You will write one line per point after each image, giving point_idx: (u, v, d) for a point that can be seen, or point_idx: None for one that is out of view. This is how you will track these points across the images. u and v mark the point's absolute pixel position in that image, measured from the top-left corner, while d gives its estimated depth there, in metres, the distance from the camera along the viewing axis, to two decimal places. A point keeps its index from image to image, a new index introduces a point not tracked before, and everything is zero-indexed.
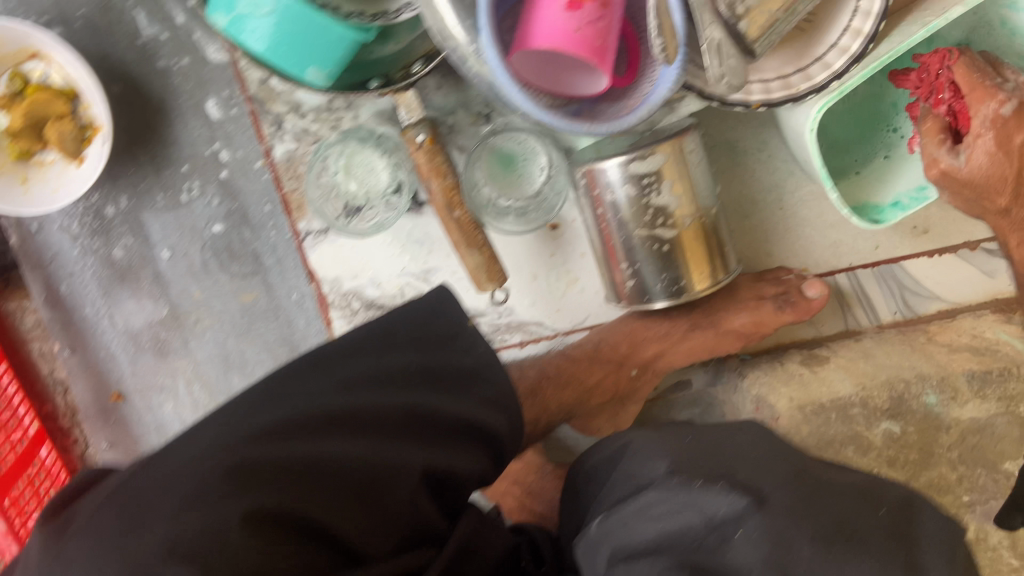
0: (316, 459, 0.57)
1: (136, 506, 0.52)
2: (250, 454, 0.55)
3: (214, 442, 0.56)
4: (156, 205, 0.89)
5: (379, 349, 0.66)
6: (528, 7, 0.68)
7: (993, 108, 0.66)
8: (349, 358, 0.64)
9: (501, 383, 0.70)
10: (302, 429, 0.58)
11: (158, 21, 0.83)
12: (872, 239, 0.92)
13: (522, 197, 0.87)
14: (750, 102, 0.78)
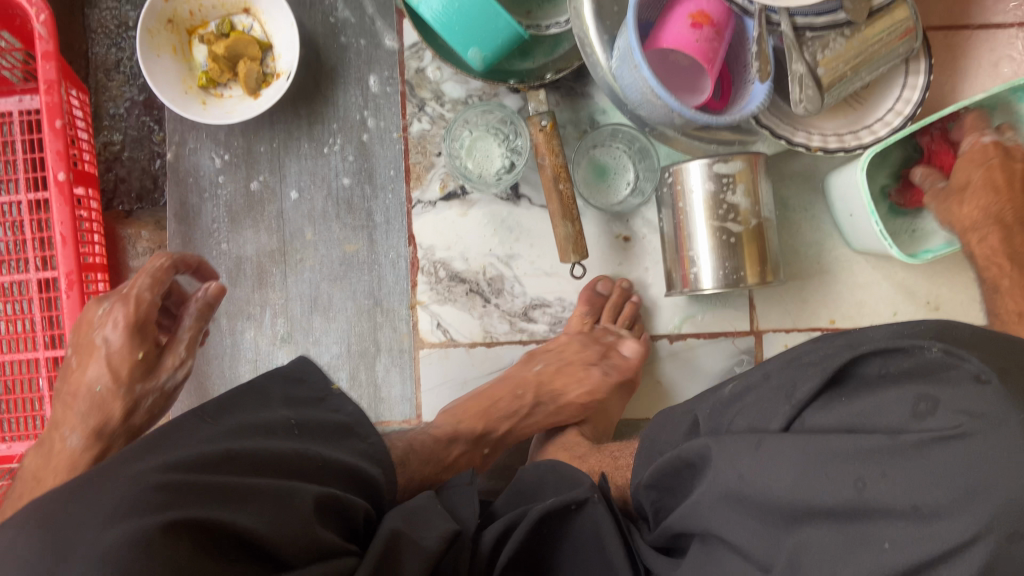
0: (221, 525, 0.53)
1: (61, 523, 0.50)
2: (162, 480, 0.54)
3: (133, 490, 0.53)
4: (300, 152, 1.05)
5: (260, 403, 0.69)
6: (662, 24, 0.91)
7: (973, 139, 0.91)
8: (239, 437, 0.63)
9: (371, 437, 0.75)
10: (195, 462, 0.57)
11: (351, 8, 1.04)
12: (891, 305, 1.06)
13: (608, 202, 1.05)
14: (812, 145, 0.96)
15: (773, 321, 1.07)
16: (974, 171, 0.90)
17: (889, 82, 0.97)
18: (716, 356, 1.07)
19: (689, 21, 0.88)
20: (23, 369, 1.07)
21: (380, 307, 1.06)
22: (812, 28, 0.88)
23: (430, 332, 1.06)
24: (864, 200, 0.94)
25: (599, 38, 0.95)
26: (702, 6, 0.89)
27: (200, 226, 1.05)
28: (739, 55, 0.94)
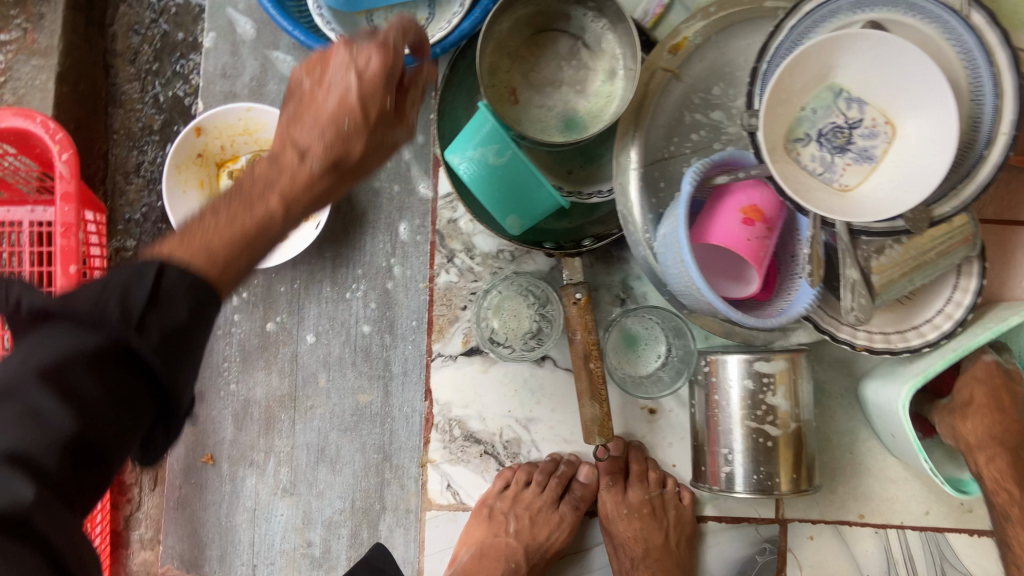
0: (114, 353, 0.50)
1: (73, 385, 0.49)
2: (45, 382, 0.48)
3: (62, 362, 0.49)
4: (320, 295, 1.01)
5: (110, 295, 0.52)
6: (709, 213, 0.87)
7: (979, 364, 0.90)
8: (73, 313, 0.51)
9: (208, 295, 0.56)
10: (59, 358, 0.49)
11: (387, 152, 1.00)
12: (923, 504, 1.01)
13: (635, 374, 1.01)
14: (857, 343, 0.92)
15: (800, 510, 1.02)
16: (977, 391, 0.89)
17: (939, 284, 0.93)
18: (739, 542, 1.02)
19: (741, 217, 0.85)
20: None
21: (389, 463, 1.01)
22: (867, 232, 0.85)
23: (440, 494, 1.01)
24: (908, 433, 0.90)
25: (642, 216, 0.91)
26: (754, 201, 0.85)
27: (210, 363, 1.02)
28: (785, 246, 0.91)
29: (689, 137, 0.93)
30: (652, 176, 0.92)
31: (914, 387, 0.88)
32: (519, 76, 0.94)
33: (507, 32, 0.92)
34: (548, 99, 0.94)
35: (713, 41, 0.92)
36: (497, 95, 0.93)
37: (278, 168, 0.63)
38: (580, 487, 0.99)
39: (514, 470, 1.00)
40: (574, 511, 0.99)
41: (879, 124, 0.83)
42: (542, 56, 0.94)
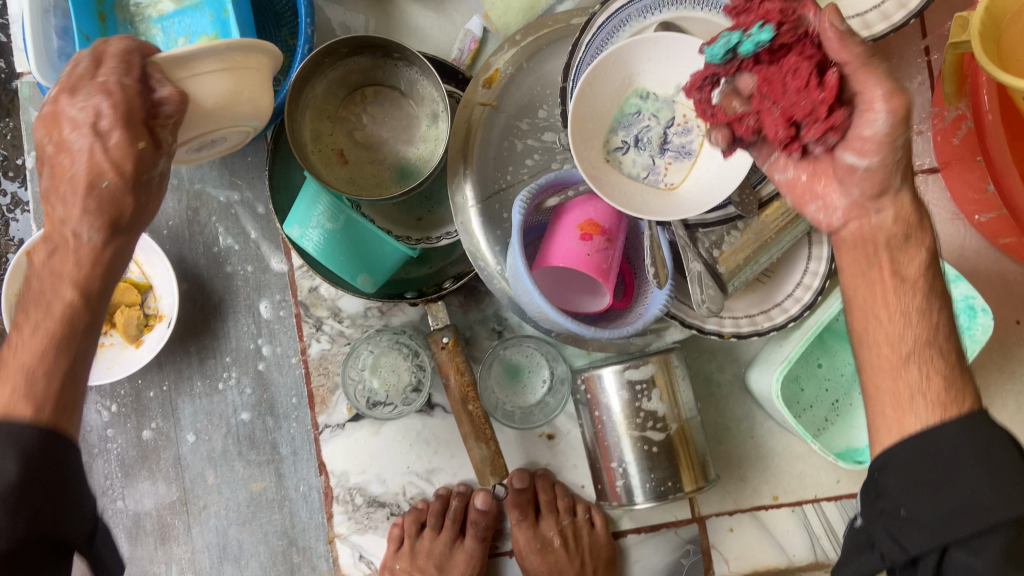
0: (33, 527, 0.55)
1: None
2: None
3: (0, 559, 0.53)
4: (193, 391, 0.99)
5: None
6: (549, 236, 0.87)
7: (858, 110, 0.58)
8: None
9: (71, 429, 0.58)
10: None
11: (234, 235, 0.99)
12: (833, 473, 1.01)
13: (524, 404, 0.99)
14: (724, 331, 0.93)
15: (714, 505, 1.01)
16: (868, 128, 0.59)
17: (794, 256, 0.94)
18: (662, 550, 1.01)
19: (579, 233, 0.85)
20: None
21: (296, 547, 0.98)
22: (704, 226, 0.88)
23: (353, 567, 0.98)
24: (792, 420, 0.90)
25: (491, 250, 0.91)
26: (589, 215, 0.85)
27: (92, 485, 0.98)
28: (636, 251, 0.92)
29: (523, 162, 0.94)
30: (492, 209, 0.93)
31: (783, 370, 0.90)
32: (345, 136, 0.94)
33: (322, 97, 0.93)
34: (379, 153, 0.95)
35: (525, 68, 0.93)
36: (324, 158, 0.93)
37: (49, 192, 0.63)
38: (480, 514, 0.95)
39: (406, 520, 0.97)
40: (481, 544, 0.97)
41: (690, 120, 0.85)
42: (363, 114, 0.95)
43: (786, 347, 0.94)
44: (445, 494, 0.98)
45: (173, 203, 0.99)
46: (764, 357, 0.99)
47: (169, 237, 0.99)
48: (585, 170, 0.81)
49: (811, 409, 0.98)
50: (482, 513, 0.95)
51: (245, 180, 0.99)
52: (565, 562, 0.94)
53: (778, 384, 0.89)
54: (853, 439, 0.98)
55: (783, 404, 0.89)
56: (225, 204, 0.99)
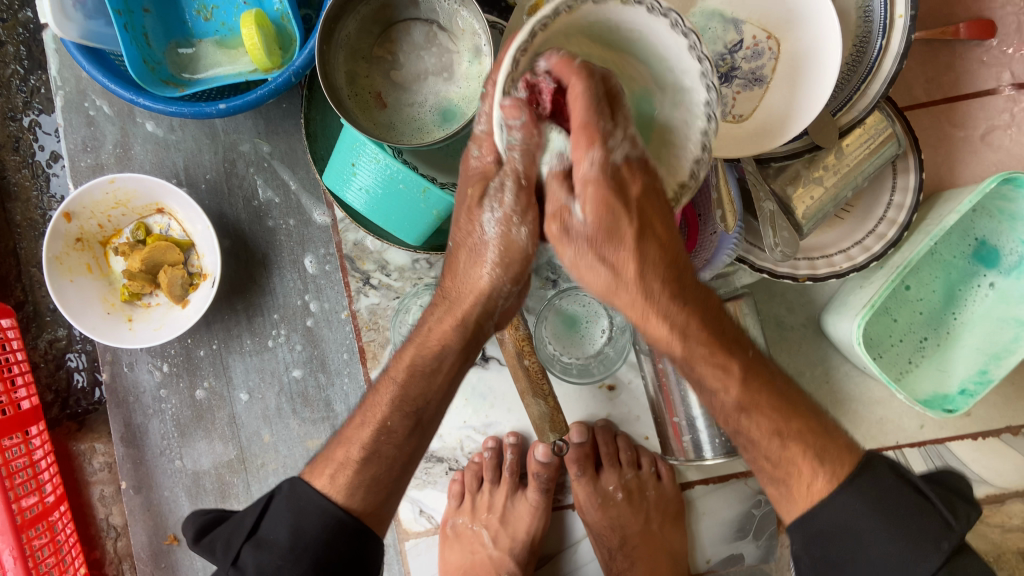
0: (334, 558, 0.65)
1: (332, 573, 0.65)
2: (342, 527, 0.66)
3: None
4: (243, 349, 0.96)
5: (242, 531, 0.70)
6: None
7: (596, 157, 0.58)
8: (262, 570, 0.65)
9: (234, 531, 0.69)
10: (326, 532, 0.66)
11: (274, 187, 0.95)
12: (917, 418, 0.96)
13: (583, 356, 0.93)
14: (799, 275, 0.85)
15: None
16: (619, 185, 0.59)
17: (877, 188, 0.87)
18: (731, 501, 0.96)
19: None
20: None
21: None
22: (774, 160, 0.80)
23: (414, 522, 0.96)
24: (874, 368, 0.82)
25: None
26: None
27: (150, 446, 0.98)
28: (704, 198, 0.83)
29: None
30: None
31: (866, 317, 0.82)
32: (382, 77, 0.87)
33: (356, 36, 0.86)
34: (418, 95, 0.87)
35: None
36: (361, 103, 0.87)
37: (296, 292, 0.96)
38: (542, 467, 0.91)
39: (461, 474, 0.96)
40: (544, 495, 0.93)
41: (761, 41, 0.77)
42: (399, 51, 0.87)
43: (869, 289, 0.85)
44: (496, 446, 0.95)
45: (208, 155, 0.95)
46: (841, 299, 0.91)
47: (207, 191, 0.95)
48: None
49: (896, 346, 0.92)
50: (542, 466, 0.92)
51: (281, 128, 0.94)
52: (628, 517, 0.92)
53: (860, 329, 0.82)
54: (942, 385, 0.90)
55: (867, 355, 0.81)
56: (261, 155, 0.95)
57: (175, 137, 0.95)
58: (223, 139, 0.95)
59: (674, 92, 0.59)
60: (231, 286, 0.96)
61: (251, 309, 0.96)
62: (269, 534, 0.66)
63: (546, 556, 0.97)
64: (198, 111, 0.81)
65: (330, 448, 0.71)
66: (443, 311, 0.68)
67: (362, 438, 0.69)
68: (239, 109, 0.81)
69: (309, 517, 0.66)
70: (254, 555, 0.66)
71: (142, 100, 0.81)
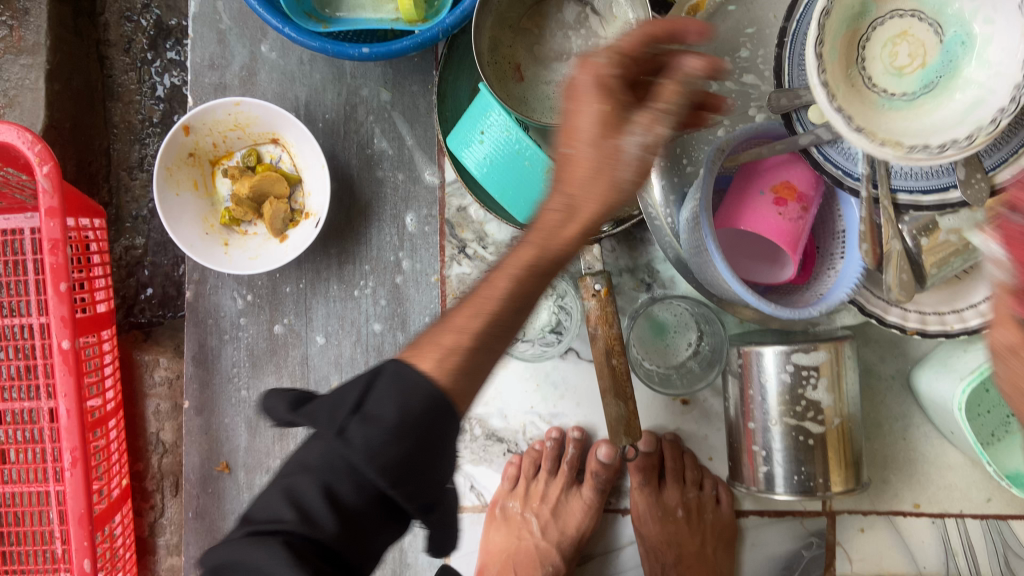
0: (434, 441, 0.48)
1: (425, 464, 0.48)
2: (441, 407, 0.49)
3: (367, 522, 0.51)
4: (328, 294, 0.96)
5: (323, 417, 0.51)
6: (735, 196, 0.79)
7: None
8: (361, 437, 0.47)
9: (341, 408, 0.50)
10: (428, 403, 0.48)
11: (389, 138, 0.94)
12: (985, 490, 0.93)
13: (666, 364, 0.92)
14: (907, 327, 0.84)
15: (848, 502, 0.94)
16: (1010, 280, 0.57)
17: None
18: (784, 536, 0.95)
19: (773, 196, 0.77)
20: (19, 530, 0.96)
21: None
22: (914, 209, 0.76)
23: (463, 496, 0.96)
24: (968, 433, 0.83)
25: (662, 199, 0.84)
26: (785, 178, 0.77)
27: (218, 370, 0.98)
28: (827, 229, 0.82)
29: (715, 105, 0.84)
30: (673, 153, 0.84)
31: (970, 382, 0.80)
32: (523, 50, 0.86)
33: (507, 4, 0.84)
34: (557, 74, 0.86)
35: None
36: (499, 72, 0.85)
37: (391, 247, 0.95)
38: (603, 467, 0.91)
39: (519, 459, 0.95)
40: (599, 495, 0.92)
41: None
42: (546, 27, 0.86)
43: (975, 355, 0.83)
44: (558, 438, 0.94)
45: (331, 95, 0.94)
46: (938, 358, 0.89)
47: (322, 130, 0.95)
48: None
49: (982, 416, 0.88)
50: (603, 466, 0.91)
51: (408, 81, 0.93)
52: (684, 535, 0.91)
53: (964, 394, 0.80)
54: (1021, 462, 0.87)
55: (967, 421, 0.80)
56: (383, 104, 0.94)
57: (302, 70, 0.94)
58: (348, 82, 0.94)
59: (990, 67, 0.59)
60: (328, 229, 0.96)
61: (345, 255, 0.96)
62: (373, 408, 0.48)
63: (587, 556, 0.96)
64: (341, 52, 0.80)
65: (433, 330, 0.53)
66: (530, 247, 0.53)
67: (499, 288, 0.53)
68: (382, 57, 0.80)
69: (410, 393, 0.48)
70: (358, 429, 0.48)
71: (287, 29, 0.80)
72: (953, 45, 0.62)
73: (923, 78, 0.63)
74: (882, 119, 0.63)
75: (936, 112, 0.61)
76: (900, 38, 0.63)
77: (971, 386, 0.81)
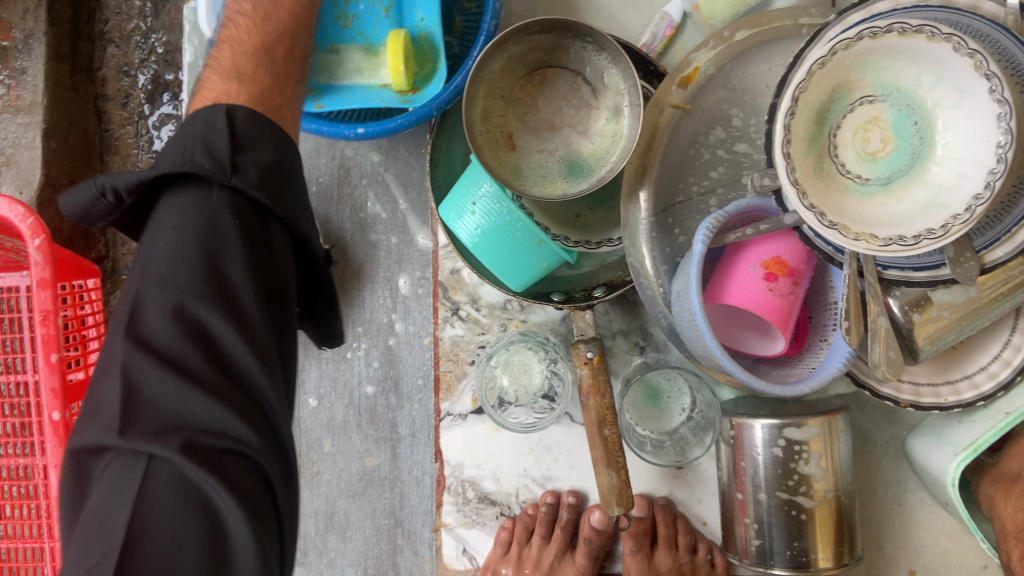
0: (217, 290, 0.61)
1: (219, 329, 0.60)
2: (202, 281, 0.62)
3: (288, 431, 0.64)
4: (321, 355, 0.96)
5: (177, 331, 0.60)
6: (725, 269, 0.79)
7: None
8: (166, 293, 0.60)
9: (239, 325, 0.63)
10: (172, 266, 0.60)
11: (382, 202, 0.94)
12: (982, 558, 0.92)
13: (660, 430, 0.92)
14: (901, 399, 0.84)
15: (844, 571, 0.95)
16: None
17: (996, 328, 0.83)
18: None
19: (763, 272, 0.76)
20: None
21: (401, 528, 0.96)
22: (906, 283, 0.77)
23: (455, 560, 0.95)
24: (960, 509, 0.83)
25: (654, 268, 0.84)
26: (775, 252, 0.77)
27: None
28: (820, 300, 0.82)
29: (708, 174, 0.83)
30: (665, 223, 0.83)
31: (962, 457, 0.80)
32: (516, 119, 0.86)
33: (499, 73, 0.84)
34: (549, 142, 0.86)
35: (727, 70, 0.82)
36: (491, 140, 0.85)
37: (384, 309, 0.95)
38: (596, 533, 0.91)
39: (511, 524, 0.94)
40: (592, 561, 0.92)
41: None
42: (539, 96, 0.86)
43: (970, 428, 0.83)
44: (553, 502, 0.94)
45: (325, 159, 0.95)
46: (934, 427, 0.89)
47: (317, 193, 0.95)
48: (809, 183, 0.70)
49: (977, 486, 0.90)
50: (596, 532, 0.91)
51: (401, 145, 0.94)
52: None
53: None
54: None
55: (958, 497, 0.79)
56: (377, 169, 0.94)
57: None
58: (343, 147, 0.94)
59: (950, 160, 0.69)
60: None
61: (338, 317, 0.96)
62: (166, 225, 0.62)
63: None
64: (338, 132, 0.82)
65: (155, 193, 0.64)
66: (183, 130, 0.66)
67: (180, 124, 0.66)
68: (377, 135, 0.82)
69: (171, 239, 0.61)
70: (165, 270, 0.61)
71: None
72: (907, 127, 0.71)
73: (894, 158, 0.71)
74: (856, 203, 0.72)
75: (900, 200, 0.71)
76: (873, 119, 0.71)
77: (964, 461, 0.80)
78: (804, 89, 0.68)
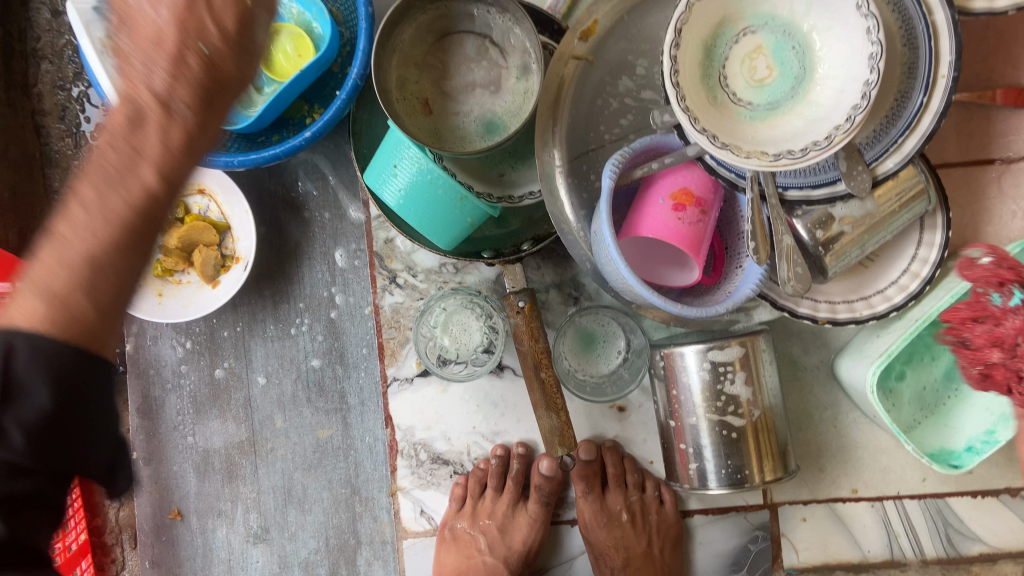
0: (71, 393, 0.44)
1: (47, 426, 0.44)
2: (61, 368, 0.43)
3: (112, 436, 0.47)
4: (266, 334, 0.99)
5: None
6: (637, 206, 0.82)
7: None
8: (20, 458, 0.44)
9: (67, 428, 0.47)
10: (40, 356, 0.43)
11: (313, 179, 0.97)
12: (919, 470, 0.96)
13: (597, 374, 0.95)
14: (818, 317, 0.87)
15: (788, 493, 0.97)
16: None
17: (902, 243, 0.87)
18: (729, 533, 0.98)
19: (672, 203, 0.80)
20: None
21: (358, 496, 0.98)
22: (806, 203, 0.81)
23: (413, 521, 0.98)
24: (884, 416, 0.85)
25: (574, 215, 0.87)
26: (682, 184, 0.81)
27: (165, 420, 1.00)
28: (731, 229, 0.86)
29: (618, 122, 0.88)
30: (579, 169, 0.88)
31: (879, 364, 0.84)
32: (431, 85, 0.90)
33: (410, 42, 0.89)
34: (464, 104, 0.90)
35: (626, 20, 0.85)
36: (409, 106, 0.88)
37: (324, 283, 0.98)
38: (546, 479, 0.93)
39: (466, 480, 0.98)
40: (544, 508, 0.95)
41: None
42: (450, 61, 0.90)
43: (885, 338, 0.87)
44: (503, 454, 0.97)
45: None
46: (857, 346, 0.93)
47: (249, 177, 0.98)
48: (702, 110, 0.74)
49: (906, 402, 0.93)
50: (546, 479, 0.94)
51: None
52: (630, 539, 0.94)
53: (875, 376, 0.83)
54: (949, 441, 0.90)
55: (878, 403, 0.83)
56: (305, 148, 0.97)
57: None
58: None
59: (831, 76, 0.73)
60: (261, 271, 0.98)
61: (279, 295, 0.98)
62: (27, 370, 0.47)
63: (542, 569, 0.99)
64: (289, 146, 0.84)
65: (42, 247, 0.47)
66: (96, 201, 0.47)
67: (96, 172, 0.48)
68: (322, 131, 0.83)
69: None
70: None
71: (203, 159, 0.84)
72: (786, 52, 0.75)
73: (778, 84, 0.76)
74: (749, 127, 0.75)
75: (789, 119, 0.75)
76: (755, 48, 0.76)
77: (881, 368, 0.84)
78: (685, 21, 0.72)
